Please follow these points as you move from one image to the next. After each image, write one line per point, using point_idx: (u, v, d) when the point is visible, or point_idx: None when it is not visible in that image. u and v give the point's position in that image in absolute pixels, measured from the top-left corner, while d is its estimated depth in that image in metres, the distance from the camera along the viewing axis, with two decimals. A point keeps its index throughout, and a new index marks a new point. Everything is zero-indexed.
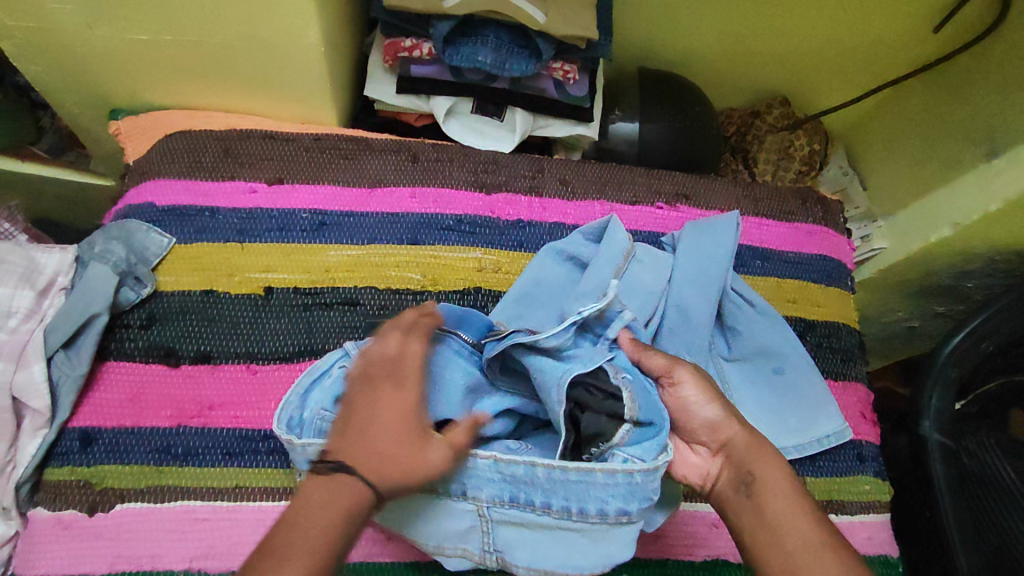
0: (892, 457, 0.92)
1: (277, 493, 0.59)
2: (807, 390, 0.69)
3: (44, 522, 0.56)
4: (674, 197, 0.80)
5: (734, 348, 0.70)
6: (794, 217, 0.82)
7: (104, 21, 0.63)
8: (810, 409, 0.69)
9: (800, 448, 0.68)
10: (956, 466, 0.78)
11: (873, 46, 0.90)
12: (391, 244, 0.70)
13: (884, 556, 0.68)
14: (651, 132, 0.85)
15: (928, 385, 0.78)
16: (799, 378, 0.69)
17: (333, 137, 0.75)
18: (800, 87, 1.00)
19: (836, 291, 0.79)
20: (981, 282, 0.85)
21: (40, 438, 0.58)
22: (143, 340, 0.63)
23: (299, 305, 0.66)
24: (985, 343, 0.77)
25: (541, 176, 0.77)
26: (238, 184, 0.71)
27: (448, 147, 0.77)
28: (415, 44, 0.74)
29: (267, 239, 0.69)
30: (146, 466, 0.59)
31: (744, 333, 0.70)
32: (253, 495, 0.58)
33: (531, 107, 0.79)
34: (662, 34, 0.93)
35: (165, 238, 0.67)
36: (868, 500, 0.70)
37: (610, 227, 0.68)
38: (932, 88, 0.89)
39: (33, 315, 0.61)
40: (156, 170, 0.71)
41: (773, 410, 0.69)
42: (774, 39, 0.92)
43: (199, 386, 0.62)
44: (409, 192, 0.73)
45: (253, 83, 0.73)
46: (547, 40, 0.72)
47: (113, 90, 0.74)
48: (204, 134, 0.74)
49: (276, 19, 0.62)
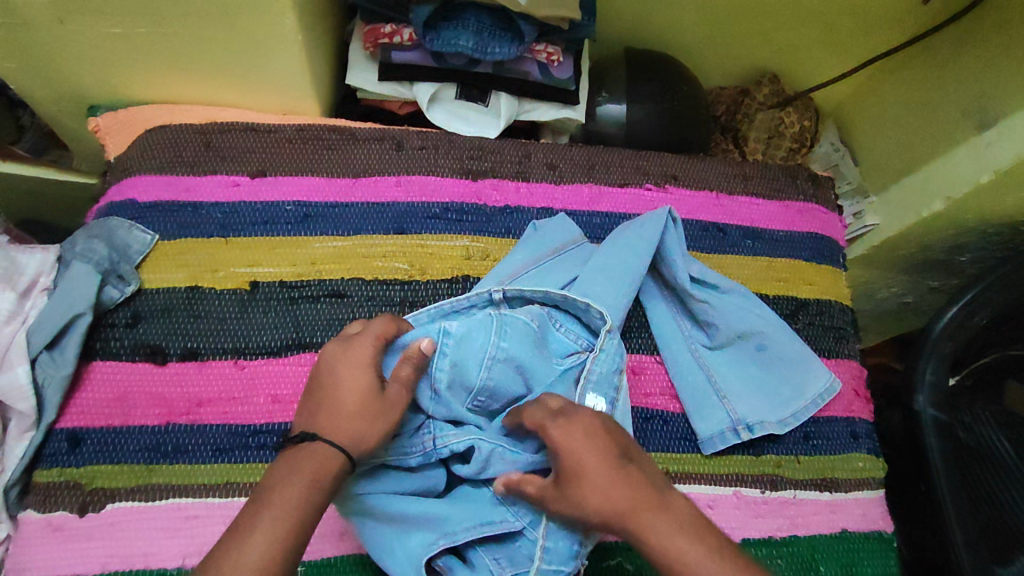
0: (888, 433, 0.93)
1: None
2: (791, 360, 0.70)
3: (34, 524, 0.56)
4: (662, 177, 0.79)
5: (715, 338, 0.70)
6: (784, 196, 0.81)
7: (75, 15, 0.61)
8: (796, 376, 0.69)
9: (797, 416, 0.69)
10: (950, 439, 0.78)
11: (862, 19, 0.89)
12: (378, 234, 0.70)
13: (879, 531, 0.69)
14: (638, 113, 0.84)
15: (922, 360, 0.78)
16: (782, 351, 0.70)
17: (315, 127, 0.74)
18: (789, 63, 0.99)
19: (828, 269, 0.79)
20: (974, 255, 0.85)
21: (28, 439, 0.58)
22: (129, 339, 0.62)
23: (287, 299, 0.66)
24: (979, 316, 0.77)
25: (528, 161, 0.76)
26: (220, 178, 0.70)
27: (433, 134, 0.76)
28: (395, 31, 0.73)
29: (251, 233, 0.68)
30: (136, 465, 0.58)
31: (719, 322, 0.70)
32: None
33: (515, 90, 0.78)
34: (648, 14, 0.91)
35: (147, 235, 0.66)
36: (862, 477, 0.70)
37: (553, 223, 0.72)
38: (921, 61, 0.88)
39: (17, 316, 0.60)
40: (136, 166, 0.70)
41: (758, 390, 0.69)
42: (762, 15, 0.90)
43: (187, 384, 0.61)
44: (394, 181, 0.72)
45: (231, 75, 0.72)
46: (529, 22, 0.71)
47: (89, 86, 0.73)
48: (183, 128, 0.72)
49: (251, 8, 0.61)
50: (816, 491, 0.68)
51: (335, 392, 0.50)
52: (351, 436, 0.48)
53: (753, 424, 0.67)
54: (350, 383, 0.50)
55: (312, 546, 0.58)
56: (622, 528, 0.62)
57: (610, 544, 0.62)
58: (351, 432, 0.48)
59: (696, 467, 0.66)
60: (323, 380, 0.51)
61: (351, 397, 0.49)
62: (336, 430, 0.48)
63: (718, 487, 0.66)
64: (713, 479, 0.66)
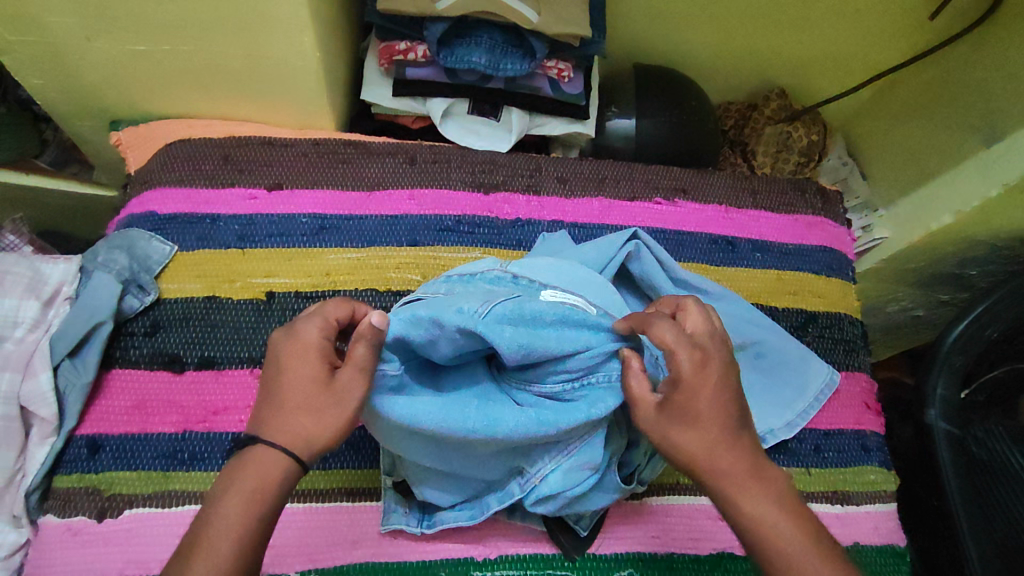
0: (899, 447, 0.92)
1: (334, 493, 0.61)
2: (789, 358, 0.69)
3: (54, 529, 0.57)
4: (672, 192, 0.80)
5: None
6: (793, 210, 0.82)
7: (102, 33, 0.64)
8: (799, 378, 0.70)
9: (805, 416, 0.69)
10: (962, 453, 0.78)
11: (869, 35, 0.90)
12: (391, 246, 0.71)
13: (892, 546, 0.68)
14: (647, 127, 0.85)
15: (933, 374, 0.78)
16: (779, 351, 0.69)
17: (331, 141, 0.76)
18: (796, 78, 1.00)
19: (837, 282, 0.79)
20: (984, 269, 0.85)
21: (49, 445, 0.59)
22: (148, 347, 0.64)
23: (302, 309, 0.67)
24: (990, 330, 0.77)
25: (538, 174, 0.77)
26: (238, 191, 0.71)
27: (445, 149, 0.77)
28: (409, 48, 0.75)
29: (268, 244, 0.69)
30: (153, 472, 0.59)
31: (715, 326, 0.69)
32: (329, 496, 0.60)
33: (526, 106, 0.79)
34: (657, 31, 0.93)
35: (166, 246, 0.68)
36: (873, 490, 0.70)
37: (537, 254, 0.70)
38: (928, 77, 0.89)
39: (40, 324, 0.62)
40: (157, 179, 0.72)
41: (762, 399, 0.68)
42: (770, 30, 0.92)
43: (204, 392, 0.62)
44: (407, 195, 0.73)
45: (250, 90, 0.74)
46: (540, 39, 0.72)
47: (112, 101, 0.75)
48: (202, 142, 0.74)
49: (272, 26, 0.63)
50: (826, 504, 0.68)
51: (284, 384, 0.44)
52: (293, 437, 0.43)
53: (766, 434, 0.67)
54: (305, 375, 0.44)
55: (323, 554, 0.58)
56: (632, 540, 0.63)
57: (620, 555, 0.62)
58: (298, 433, 0.43)
59: None
60: (284, 357, 0.44)
61: (293, 395, 0.43)
62: (282, 427, 0.43)
63: None
64: None
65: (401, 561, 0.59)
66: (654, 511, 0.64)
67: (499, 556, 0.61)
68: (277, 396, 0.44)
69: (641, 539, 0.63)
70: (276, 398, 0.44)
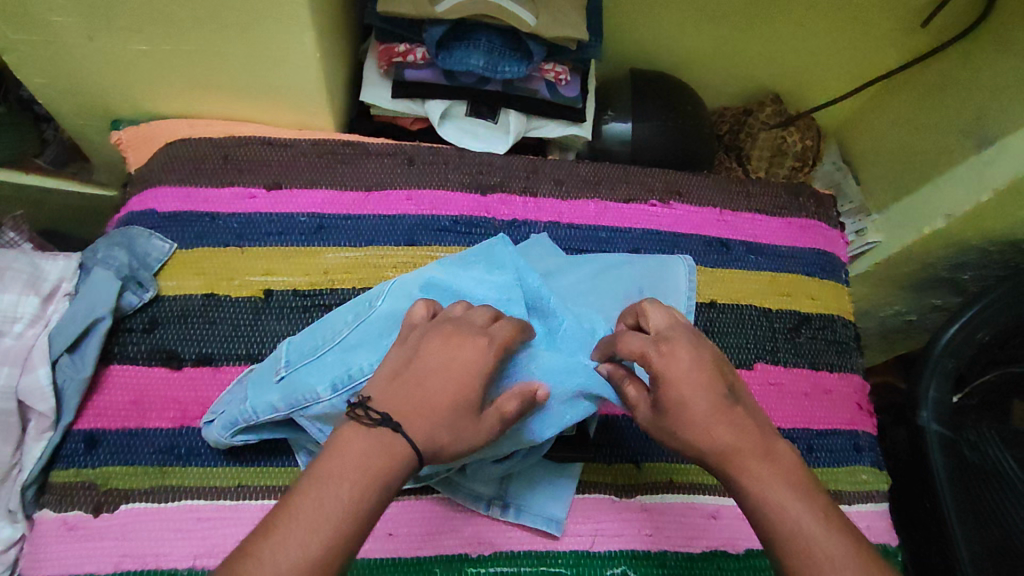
0: (891, 450, 0.93)
1: None
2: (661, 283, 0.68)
3: (50, 523, 0.57)
4: (667, 194, 0.80)
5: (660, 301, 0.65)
6: (787, 212, 0.83)
7: (104, 32, 0.64)
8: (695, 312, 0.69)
9: None
10: (954, 455, 0.79)
11: (862, 43, 0.92)
12: (388, 246, 0.72)
13: (883, 545, 0.69)
14: (643, 131, 0.86)
15: (925, 377, 0.79)
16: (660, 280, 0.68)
17: (329, 142, 0.76)
18: (791, 85, 1.01)
19: (830, 284, 0.80)
20: (975, 274, 0.86)
21: (45, 440, 0.59)
22: (146, 343, 0.64)
23: (301, 307, 0.68)
24: (981, 333, 0.78)
25: (535, 176, 0.78)
26: (236, 190, 0.72)
27: (443, 149, 0.78)
28: (408, 50, 0.76)
29: (267, 243, 0.70)
30: (150, 467, 0.60)
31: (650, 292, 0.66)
32: None
33: (523, 108, 0.81)
34: (654, 37, 0.94)
35: (166, 244, 0.68)
36: (866, 491, 0.71)
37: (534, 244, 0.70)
38: (919, 83, 0.90)
39: (39, 320, 0.62)
40: (157, 178, 0.72)
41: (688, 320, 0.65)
42: (764, 37, 0.93)
43: (201, 388, 0.63)
44: (404, 195, 0.74)
45: (252, 92, 0.74)
46: (537, 42, 0.73)
47: (114, 101, 0.76)
48: (202, 141, 0.75)
49: (273, 27, 0.64)
50: None
51: (434, 373, 0.43)
52: (423, 428, 0.41)
53: None
54: (463, 354, 0.44)
55: None
56: (626, 537, 0.63)
57: (614, 553, 0.62)
58: (422, 420, 0.41)
59: (700, 477, 0.66)
60: (424, 347, 0.45)
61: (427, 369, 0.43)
62: (402, 408, 0.42)
63: (721, 498, 0.66)
64: (717, 489, 0.66)
65: (393, 557, 0.59)
66: (647, 509, 0.64)
67: (495, 553, 0.61)
68: (424, 378, 0.43)
69: (633, 536, 0.63)
70: (420, 391, 0.42)
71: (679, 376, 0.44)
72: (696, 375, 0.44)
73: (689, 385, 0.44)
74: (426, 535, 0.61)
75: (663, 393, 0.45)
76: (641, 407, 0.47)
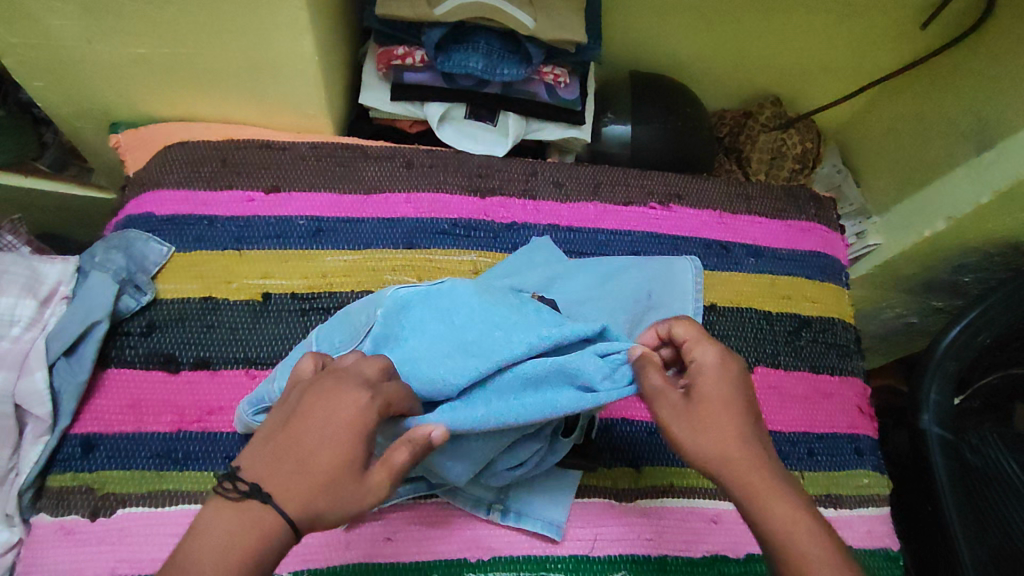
0: (893, 453, 0.93)
1: None
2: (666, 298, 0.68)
3: (47, 527, 0.57)
4: (667, 197, 0.80)
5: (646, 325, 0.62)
6: (786, 215, 0.82)
7: (102, 35, 0.64)
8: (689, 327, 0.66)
9: None
10: (956, 458, 0.78)
11: (862, 45, 0.91)
12: (387, 249, 0.71)
13: (885, 549, 0.68)
14: (642, 133, 0.86)
15: (926, 380, 0.78)
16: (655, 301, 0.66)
17: (328, 145, 0.76)
18: (790, 87, 1.01)
19: (830, 287, 0.80)
20: (976, 277, 0.86)
21: (42, 444, 0.59)
22: (143, 347, 0.64)
23: (299, 310, 0.68)
24: (983, 335, 0.77)
25: (534, 179, 0.78)
26: (235, 193, 0.72)
27: (441, 153, 0.78)
28: (408, 52, 0.75)
29: (265, 246, 0.70)
30: (147, 471, 0.59)
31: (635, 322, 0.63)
32: None
33: (522, 111, 0.80)
34: (654, 40, 0.94)
35: (164, 247, 0.68)
36: (866, 495, 0.70)
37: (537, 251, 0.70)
38: (919, 85, 0.90)
39: (37, 323, 0.62)
40: (156, 181, 0.72)
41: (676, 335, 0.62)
42: (764, 40, 0.93)
43: (199, 392, 0.63)
44: (403, 197, 0.74)
45: (251, 95, 0.74)
46: (536, 44, 0.73)
47: (112, 104, 0.76)
48: (201, 144, 0.75)
49: (270, 30, 0.64)
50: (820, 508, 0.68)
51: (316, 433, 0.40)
52: (302, 490, 0.39)
53: None
54: (340, 412, 0.40)
55: (318, 554, 0.58)
56: (626, 541, 0.63)
57: (614, 557, 0.62)
58: (299, 482, 0.39)
59: (700, 481, 0.66)
60: (306, 401, 0.41)
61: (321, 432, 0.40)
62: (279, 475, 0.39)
63: (721, 502, 0.66)
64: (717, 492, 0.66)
65: (392, 562, 0.59)
66: (647, 514, 0.64)
67: (495, 557, 0.61)
68: (302, 436, 0.40)
69: (634, 541, 0.63)
70: (299, 452, 0.40)
71: (718, 380, 0.46)
72: (730, 380, 0.47)
73: (720, 388, 0.46)
74: (426, 540, 0.60)
75: (702, 389, 0.46)
76: (668, 396, 0.46)
